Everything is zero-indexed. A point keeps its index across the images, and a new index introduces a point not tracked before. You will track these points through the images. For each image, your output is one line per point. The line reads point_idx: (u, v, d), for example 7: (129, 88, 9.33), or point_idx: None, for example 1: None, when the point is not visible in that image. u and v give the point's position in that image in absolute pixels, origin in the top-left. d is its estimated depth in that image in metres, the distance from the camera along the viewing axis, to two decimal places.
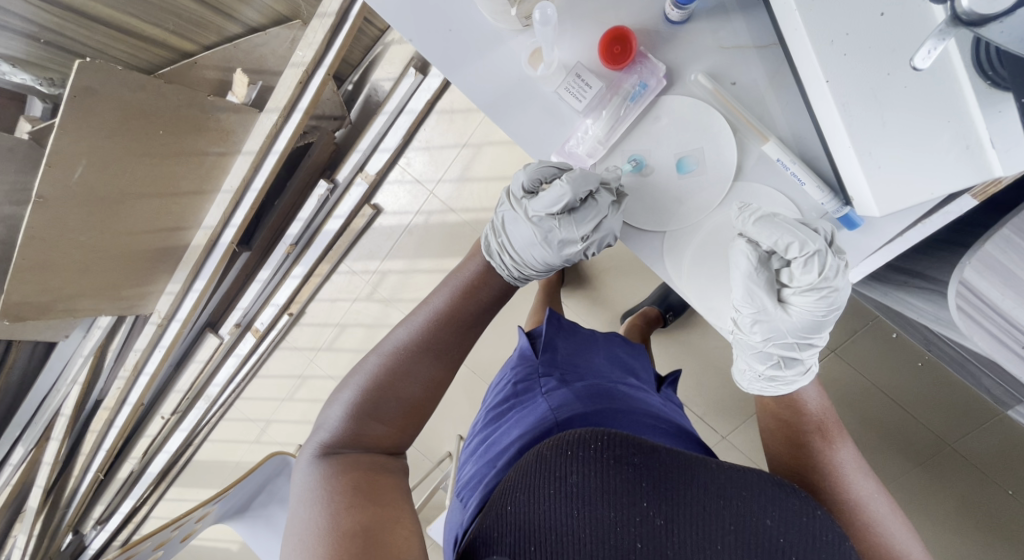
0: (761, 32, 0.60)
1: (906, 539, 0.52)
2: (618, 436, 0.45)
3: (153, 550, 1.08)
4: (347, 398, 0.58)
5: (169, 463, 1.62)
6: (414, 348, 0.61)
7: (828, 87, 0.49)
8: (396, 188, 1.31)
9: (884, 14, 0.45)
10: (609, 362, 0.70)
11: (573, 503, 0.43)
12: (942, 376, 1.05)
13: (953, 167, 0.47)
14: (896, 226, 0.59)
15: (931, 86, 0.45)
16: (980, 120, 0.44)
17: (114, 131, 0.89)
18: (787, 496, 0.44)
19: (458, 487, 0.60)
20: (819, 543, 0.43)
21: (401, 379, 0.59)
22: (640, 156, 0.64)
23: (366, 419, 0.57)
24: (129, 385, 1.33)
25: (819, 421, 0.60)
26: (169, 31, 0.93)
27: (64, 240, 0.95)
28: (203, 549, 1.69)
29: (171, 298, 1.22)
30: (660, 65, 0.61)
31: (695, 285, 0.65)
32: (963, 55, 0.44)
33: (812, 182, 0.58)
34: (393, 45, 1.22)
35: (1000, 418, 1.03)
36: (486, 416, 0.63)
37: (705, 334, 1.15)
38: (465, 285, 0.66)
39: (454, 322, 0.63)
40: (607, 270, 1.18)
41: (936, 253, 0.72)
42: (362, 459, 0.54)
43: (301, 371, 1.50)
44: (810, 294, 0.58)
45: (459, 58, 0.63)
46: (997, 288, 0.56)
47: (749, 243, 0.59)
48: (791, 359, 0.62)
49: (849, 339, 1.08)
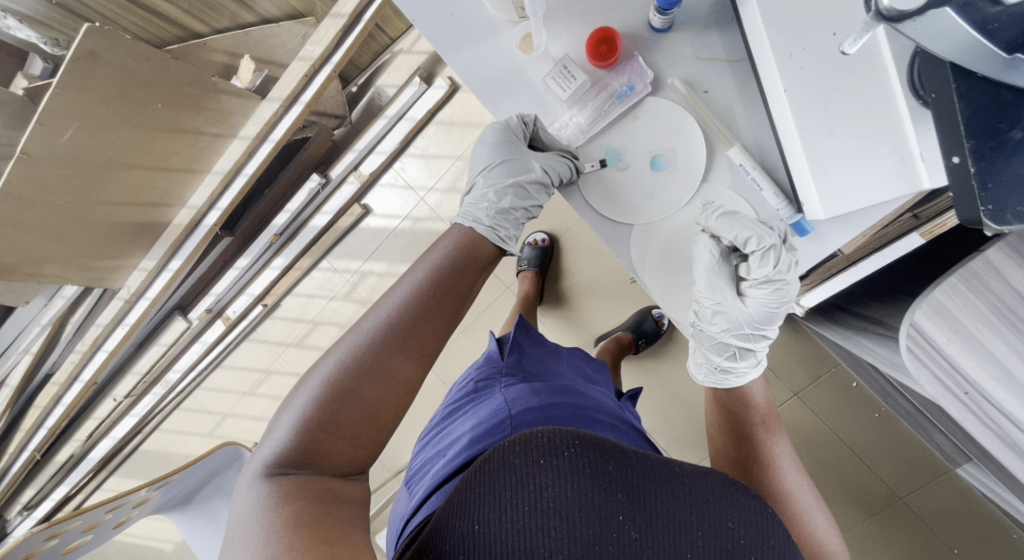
0: (734, 47, 0.61)
1: (830, 530, 0.57)
2: (587, 442, 0.46)
3: (79, 535, 0.99)
4: (301, 409, 0.48)
5: (113, 449, 1.56)
6: (382, 345, 0.51)
7: (786, 96, 0.52)
8: (387, 192, 1.33)
9: (836, 34, 0.50)
10: (573, 371, 0.71)
11: (551, 521, 0.42)
12: (897, 429, 1.09)
13: (889, 176, 0.50)
14: (844, 237, 0.59)
15: (874, 99, 0.49)
16: (912, 135, 0.47)
17: (111, 98, 0.90)
18: (746, 496, 0.46)
19: (408, 477, 0.61)
20: (772, 544, 0.45)
21: (369, 381, 0.49)
22: (616, 150, 0.66)
23: (328, 431, 0.47)
24: (84, 361, 1.27)
25: (763, 414, 0.64)
26: (183, 11, 0.95)
27: (42, 201, 0.94)
28: (133, 547, 1.61)
29: (143, 275, 1.19)
30: (640, 61, 0.63)
31: (656, 280, 0.67)
32: (899, 74, 0.47)
33: (769, 189, 0.59)
34: (400, 55, 1.28)
35: (949, 475, 1.06)
36: (444, 410, 0.65)
37: (674, 366, 1.17)
38: (439, 272, 0.57)
39: (427, 309, 0.54)
40: (586, 291, 1.21)
41: (893, 302, 0.77)
42: (316, 514, 0.42)
43: (266, 365, 1.47)
44: (765, 286, 0.63)
45: (458, 45, 0.65)
46: (944, 333, 0.58)
47: (711, 238, 0.63)
48: (745, 352, 0.66)
49: (811, 384, 1.12)
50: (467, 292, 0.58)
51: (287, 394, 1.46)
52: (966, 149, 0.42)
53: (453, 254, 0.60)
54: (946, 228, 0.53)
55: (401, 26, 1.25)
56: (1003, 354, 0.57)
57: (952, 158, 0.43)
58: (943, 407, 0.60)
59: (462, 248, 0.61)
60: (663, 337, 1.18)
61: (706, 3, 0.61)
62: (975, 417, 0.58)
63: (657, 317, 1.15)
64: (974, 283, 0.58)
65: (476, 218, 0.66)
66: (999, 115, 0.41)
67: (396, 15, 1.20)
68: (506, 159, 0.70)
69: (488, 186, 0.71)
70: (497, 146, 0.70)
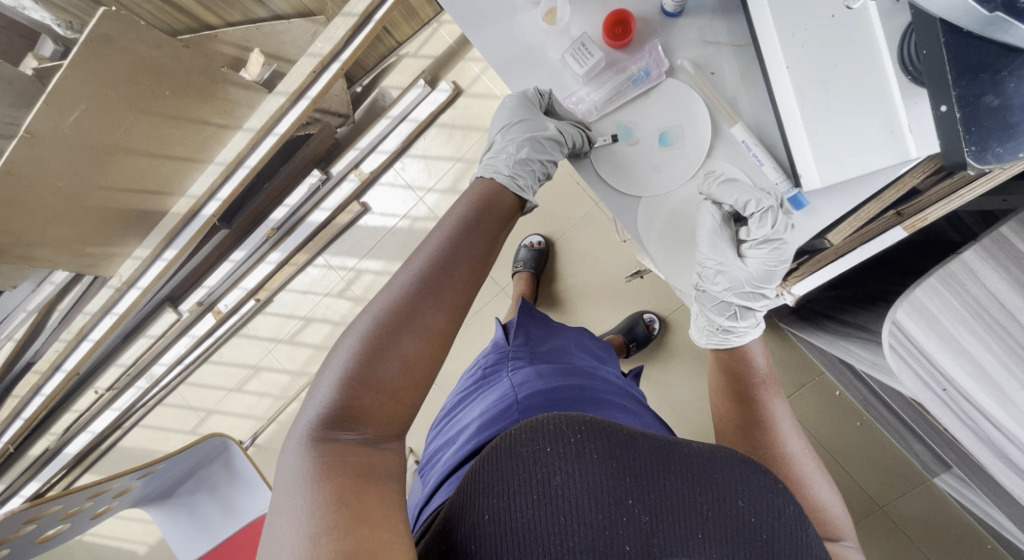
0: (739, 33, 0.62)
1: (832, 494, 0.56)
2: (596, 425, 0.43)
3: (56, 523, 0.96)
4: (340, 368, 0.46)
5: (90, 446, 1.51)
6: (414, 298, 0.49)
7: (788, 73, 0.54)
8: (387, 191, 1.37)
9: (835, 16, 0.52)
10: (579, 348, 0.74)
11: (562, 507, 0.40)
12: (876, 437, 1.12)
13: (880, 147, 0.52)
14: (837, 211, 0.61)
15: (868, 75, 0.51)
16: (900, 107, 0.51)
17: (120, 82, 0.89)
18: (755, 472, 0.43)
19: (424, 463, 0.64)
20: (784, 518, 0.42)
21: (405, 334, 0.47)
22: (627, 126, 0.65)
23: (367, 388, 0.45)
24: (69, 350, 1.18)
25: (764, 376, 0.65)
26: (198, 2, 0.97)
27: (39, 183, 0.91)
28: (104, 549, 1.55)
29: (136, 263, 1.12)
30: (658, 46, 0.63)
31: (661, 249, 0.68)
32: (890, 50, 0.50)
33: (769, 164, 0.60)
34: (406, 58, 1.33)
35: (928, 485, 1.09)
36: (458, 395, 0.69)
37: (664, 370, 1.20)
38: (467, 227, 0.56)
39: (456, 260, 0.53)
40: (579, 294, 1.25)
41: (877, 310, 0.80)
42: (357, 491, 0.40)
43: (256, 360, 1.47)
44: (763, 247, 0.64)
45: (477, 22, 0.64)
46: (923, 331, 0.60)
47: (713, 204, 0.64)
48: (746, 312, 0.68)
49: (796, 393, 1.16)
50: (492, 245, 0.57)
51: (275, 391, 1.46)
52: (953, 97, 0.42)
53: (476, 207, 0.59)
54: (927, 222, 0.56)
55: (408, 31, 1.30)
56: (978, 352, 0.59)
57: (941, 107, 0.43)
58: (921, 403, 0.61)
59: (485, 202, 0.59)
60: (655, 341, 1.20)
61: None
62: (951, 413, 0.60)
63: (648, 322, 1.19)
64: (952, 283, 0.60)
65: (496, 168, 0.65)
66: (984, 68, 0.41)
67: (404, 20, 1.24)
68: (524, 118, 0.68)
69: (505, 142, 0.68)
70: (516, 108, 0.68)
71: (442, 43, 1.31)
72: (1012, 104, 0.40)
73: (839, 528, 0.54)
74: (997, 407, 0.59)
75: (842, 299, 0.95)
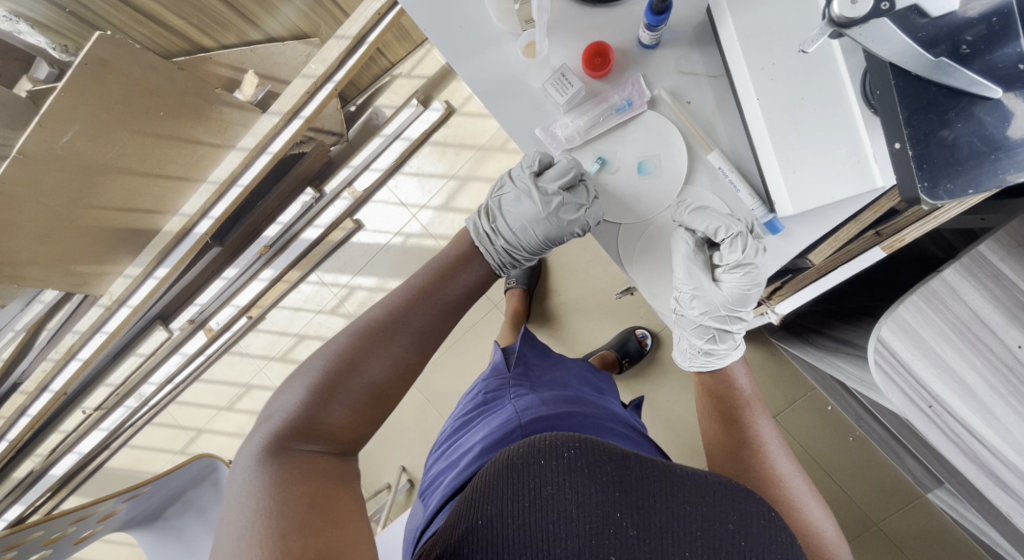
0: (714, 65, 0.64)
1: (823, 516, 0.56)
2: (590, 443, 0.43)
3: (38, 549, 0.92)
4: (306, 381, 0.55)
5: (77, 466, 1.48)
6: (373, 335, 0.58)
7: (758, 102, 0.55)
8: (380, 208, 1.38)
9: (802, 52, 0.54)
10: (579, 379, 0.74)
11: (551, 516, 0.40)
12: (870, 453, 1.13)
13: (849, 174, 0.54)
14: (812, 234, 0.62)
15: (833, 109, 0.54)
16: (866, 140, 0.53)
17: (116, 103, 0.89)
18: (748, 498, 0.43)
19: (424, 487, 0.65)
20: (777, 547, 0.42)
21: (359, 364, 0.56)
22: (606, 156, 0.67)
23: (324, 401, 0.54)
24: (57, 370, 1.16)
25: (748, 397, 0.66)
26: (192, 25, 0.98)
27: (32, 203, 0.91)
28: None
29: (128, 281, 1.12)
30: (640, 79, 0.64)
31: (642, 277, 0.69)
32: (852, 84, 0.53)
33: (745, 190, 0.62)
34: (400, 78, 1.36)
35: (922, 500, 1.10)
36: (456, 422, 0.70)
37: (656, 386, 1.21)
38: (429, 277, 0.64)
39: (416, 307, 0.61)
40: (571, 311, 1.26)
41: (862, 324, 0.81)
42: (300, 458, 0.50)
43: (247, 379, 1.47)
44: (736, 271, 0.64)
45: (465, 51, 0.65)
46: (908, 349, 0.60)
47: (687, 230, 0.64)
48: (725, 334, 0.68)
49: (789, 407, 1.17)
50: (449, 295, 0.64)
51: None
52: (906, 136, 0.43)
53: (438, 258, 0.67)
54: (905, 242, 0.58)
55: (402, 51, 1.32)
56: (961, 369, 0.60)
57: (896, 143, 0.44)
58: (911, 421, 0.62)
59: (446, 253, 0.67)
60: (646, 357, 1.21)
61: (690, 26, 0.64)
62: (939, 430, 0.61)
63: (640, 337, 1.19)
64: (934, 302, 0.60)
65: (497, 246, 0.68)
66: (934, 108, 0.42)
67: (396, 42, 1.27)
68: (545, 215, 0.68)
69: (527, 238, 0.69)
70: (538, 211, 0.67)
71: (435, 64, 1.34)
72: (961, 142, 0.42)
73: (829, 549, 0.55)
74: (984, 425, 0.59)
75: (830, 315, 0.96)
